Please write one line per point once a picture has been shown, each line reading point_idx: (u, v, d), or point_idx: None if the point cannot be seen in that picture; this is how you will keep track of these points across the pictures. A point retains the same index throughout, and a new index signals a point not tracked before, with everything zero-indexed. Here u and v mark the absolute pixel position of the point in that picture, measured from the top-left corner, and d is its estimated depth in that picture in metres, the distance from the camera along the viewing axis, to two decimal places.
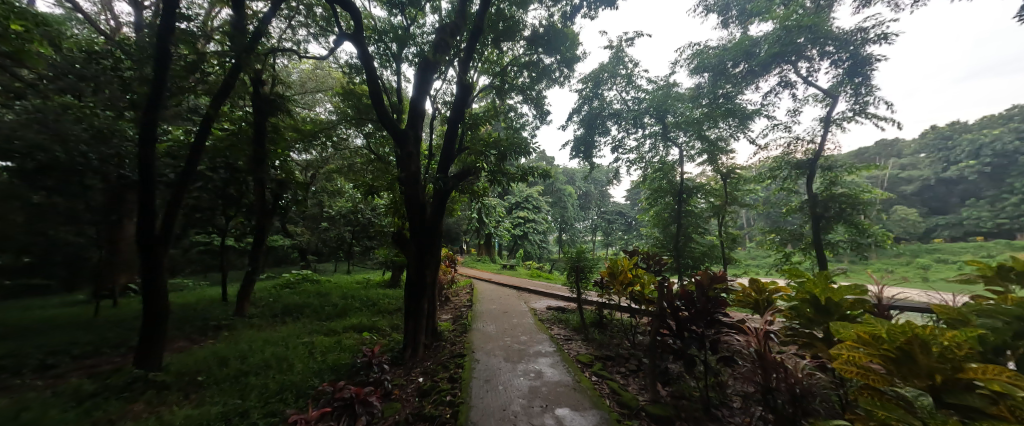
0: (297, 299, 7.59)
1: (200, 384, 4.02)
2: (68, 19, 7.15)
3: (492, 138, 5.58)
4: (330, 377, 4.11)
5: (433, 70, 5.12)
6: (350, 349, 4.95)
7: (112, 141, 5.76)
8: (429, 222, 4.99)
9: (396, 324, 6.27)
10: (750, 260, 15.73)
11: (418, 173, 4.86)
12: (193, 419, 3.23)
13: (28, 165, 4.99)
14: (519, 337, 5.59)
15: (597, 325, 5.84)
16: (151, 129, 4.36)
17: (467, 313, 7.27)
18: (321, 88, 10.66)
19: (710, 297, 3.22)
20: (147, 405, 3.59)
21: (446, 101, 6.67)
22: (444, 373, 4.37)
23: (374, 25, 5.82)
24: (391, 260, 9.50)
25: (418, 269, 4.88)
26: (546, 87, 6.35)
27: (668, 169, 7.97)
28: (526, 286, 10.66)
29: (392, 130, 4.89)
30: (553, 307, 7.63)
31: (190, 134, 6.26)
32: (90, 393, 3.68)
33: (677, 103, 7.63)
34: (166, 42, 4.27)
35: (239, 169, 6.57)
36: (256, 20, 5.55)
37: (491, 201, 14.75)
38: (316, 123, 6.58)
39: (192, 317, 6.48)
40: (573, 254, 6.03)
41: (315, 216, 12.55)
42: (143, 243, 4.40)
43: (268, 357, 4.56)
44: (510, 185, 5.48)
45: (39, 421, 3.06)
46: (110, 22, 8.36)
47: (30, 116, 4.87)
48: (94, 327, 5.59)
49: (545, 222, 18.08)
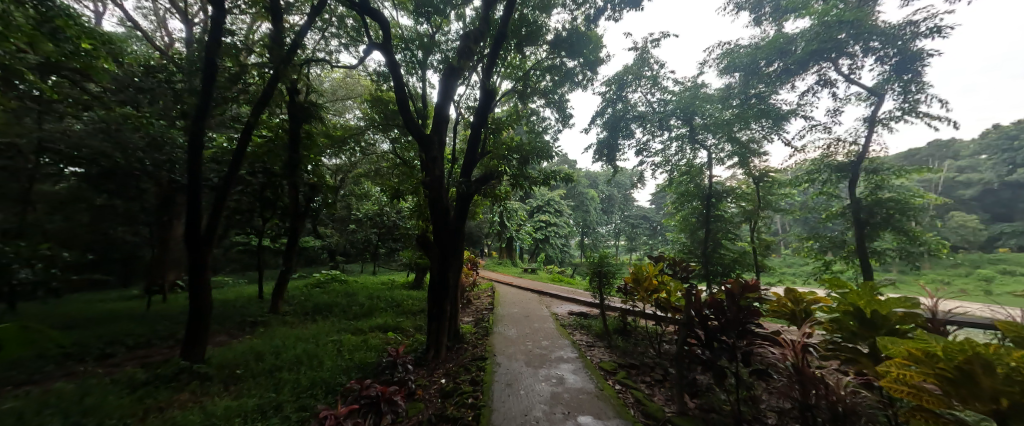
0: (326, 299, 7.89)
1: (238, 377, 4.25)
2: (129, 37, 7.86)
3: (514, 142, 5.64)
4: (357, 375, 4.24)
5: (458, 77, 5.21)
6: (376, 348, 5.09)
7: (166, 147, 6.17)
8: (453, 226, 5.07)
9: (420, 326, 6.39)
10: (785, 267, 14.86)
11: (441, 176, 4.94)
12: (231, 410, 3.41)
13: (93, 170, 5.50)
14: (541, 342, 5.56)
15: (621, 333, 5.72)
16: (198, 137, 4.69)
17: (489, 316, 7.30)
18: (351, 96, 11.13)
19: (741, 306, 3.09)
20: (192, 395, 3.84)
21: (469, 106, 6.77)
22: (466, 375, 4.39)
23: (401, 34, 6.02)
24: (415, 262, 9.70)
25: (441, 272, 4.97)
26: (568, 90, 6.31)
27: (696, 172, 7.65)
28: (547, 290, 10.57)
29: (418, 134, 5.00)
30: (575, 312, 7.56)
31: (233, 141, 6.71)
32: (142, 382, 3.98)
33: (706, 105, 7.38)
34: (213, 55, 4.59)
35: (275, 173, 6.88)
36: (292, 33, 5.87)
37: (512, 205, 14.76)
38: (346, 129, 6.89)
39: (231, 312, 6.88)
40: (595, 259, 5.95)
41: (343, 219, 13.00)
42: (191, 243, 4.73)
43: (300, 353, 4.75)
44: (533, 188, 5.45)
45: (99, 407, 3.34)
46: (163, 38, 9.11)
47: (96, 125, 5.35)
48: (146, 320, 6.05)
49: (566, 226, 17.91)
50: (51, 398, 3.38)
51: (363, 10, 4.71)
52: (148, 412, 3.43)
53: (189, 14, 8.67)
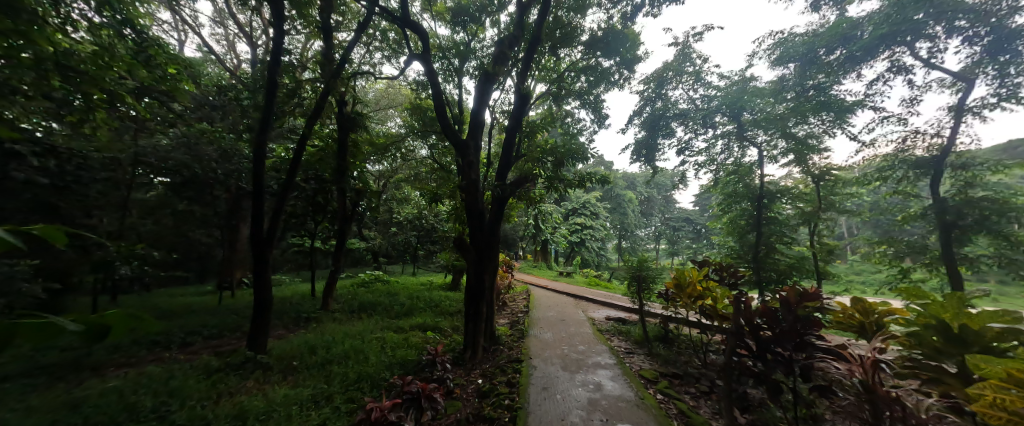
0: (370, 298, 8.32)
1: (294, 368, 4.61)
2: (205, 61, 8.88)
3: (548, 144, 5.64)
4: (399, 372, 4.42)
5: (493, 82, 5.30)
6: (416, 346, 5.29)
7: (234, 159, 6.77)
8: (488, 228, 5.15)
9: (457, 327, 6.54)
10: (852, 275, 13.39)
11: (477, 180, 5.04)
12: (289, 398, 3.71)
13: (176, 179, 6.26)
14: (578, 346, 5.47)
15: (662, 340, 5.48)
16: (261, 148, 5.17)
17: (524, 319, 7.29)
18: (393, 105, 11.72)
19: (799, 316, 2.86)
20: (256, 382, 4.23)
21: (505, 110, 6.86)
22: (503, 376, 4.43)
23: (439, 43, 6.24)
24: (452, 264, 9.94)
25: (478, 273, 5.06)
26: (604, 91, 6.18)
27: (744, 171, 7.17)
28: (583, 294, 10.38)
29: (455, 140, 5.14)
30: (613, 318, 7.36)
31: (289, 151, 7.33)
32: (215, 368, 4.46)
33: (756, 99, 6.89)
34: (274, 73, 5.05)
35: (325, 180, 7.39)
36: (341, 48, 6.31)
37: (547, 207, 14.70)
38: (388, 137, 7.25)
39: (288, 308, 7.46)
40: (634, 263, 5.77)
41: (385, 222, 13.63)
42: (255, 244, 5.22)
43: (348, 348, 5.04)
44: (568, 191, 5.36)
45: (182, 389, 3.78)
46: (233, 60, 10.19)
47: (179, 140, 6.10)
48: (219, 313, 6.74)
49: (603, 229, 17.51)
50: (144, 380, 3.89)
51: (403, 24, 4.94)
52: (220, 395, 3.83)
53: (254, 37, 9.62)
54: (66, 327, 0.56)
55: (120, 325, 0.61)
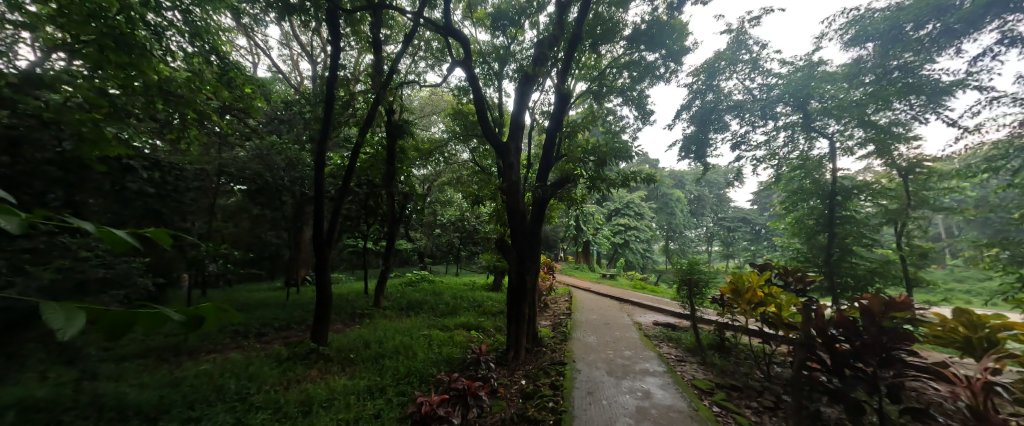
0: (417, 296, 8.70)
1: (351, 360, 4.95)
2: (275, 81, 9.89)
3: (590, 144, 5.48)
4: (446, 368, 4.57)
5: (533, 83, 5.28)
6: (461, 344, 5.44)
7: (299, 167, 7.38)
8: (529, 229, 5.16)
9: (500, 327, 6.62)
10: (952, 283, 11.54)
11: (518, 182, 5.07)
12: (347, 388, 3.98)
13: (252, 187, 7.02)
14: (624, 351, 5.29)
15: (717, 349, 5.12)
16: (321, 157, 5.63)
17: (566, 321, 7.19)
18: (436, 111, 12.22)
19: (884, 328, 2.54)
20: (319, 371, 4.61)
21: (544, 111, 6.83)
22: (546, 378, 4.41)
23: (479, 49, 6.39)
24: (494, 265, 10.11)
25: (519, 274, 5.07)
26: (649, 85, 5.93)
27: (813, 166, 6.47)
28: (628, 297, 10.02)
29: (496, 143, 5.21)
30: (662, 323, 7.01)
31: (345, 159, 7.92)
32: (285, 357, 4.93)
33: (825, 85, 6.20)
34: (331, 87, 5.47)
35: (377, 185, 7.89)
36: (389, 60, 6.70)
37: (588, 208, 14.44)
38: (433, 143, 7.60)
39: (345, 304, 8.04)
40: (683, 266, 5.46)
41: (430, 224, 14.21)
42: (317, 244, 5.69)
43: (398, 343, 5.30)
44: (611, 191, 5.21)
45: (259, 374, 4.22)
46: (297, 78, 11.25)
47: (254, 152, 6.84)
48: (287, 307, 7.44)
49: (649, 230, 16.82)
50: (228, 366, 4.41)
51: (446, 32, 5.11)
52: (290, 382, 4.24)
53: (314, 56, 10.55)
54: (172, 318, 0.64)
55: (212, 316, 0.68)
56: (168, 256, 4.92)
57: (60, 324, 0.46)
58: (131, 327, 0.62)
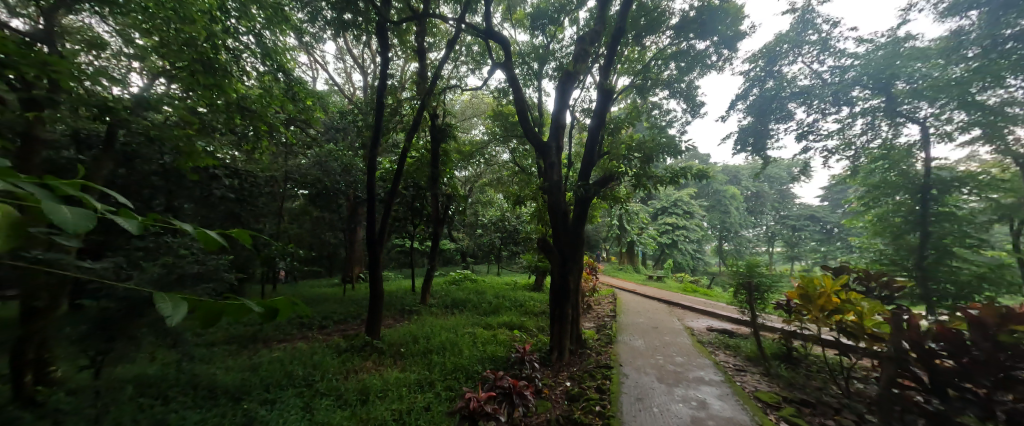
0: (462, 295, 8.95)
1: (402, 354, 5.20)
2: (331, 93, 10.72)
3: (634, 139, 5.26)
4: (490, 366, 4.64)
5: (574, 81, 5.20)
6: (505, 343, 5.50)
7: (352, 171, 7.87)
8: (572, 229, 5.09)
9: (542, 327, 6.61)
10: None
11: (560, 181, 5.03)
12: (398, 381, 4.19)
13: (313, 191, 7.67)
14: (675, 357, 5.03)
15: (783, 360, 4.68)
16: (372, 162, 5.97)
17: (611, 323, 7.00)
18: (477, 114, 12.51)
19: (999, 343, 2.18)
20: (373, 363, 4.90)
21: (585, 108, 6.70)
22: (592, 382, 4.33)
23: (519, 50, 6.42)
24: (535, 265, 10.10)
25: (562, 275, 5.01)
26: (699, 76, 5.58)
27: (899, 156, 5.57)
28: (678, 300, 9.51)
29: (537, 143, 5.19)
30: (717, 329, 6.56)
31: (393, 163, 8.37)
32: (344, 348, 5.32)
33: (914, 63, 5.24)
34: (381, 96, 5.72)
35: (423, 187, 8.26)
36: (432, 67, 6.95)
37: (633, 207, 13.91)
38: (474, 145, 7.80)
39: (395, 301, 8.50)
40: (741, 268, 5.07)
41: (473, 224, 14.56)
42: (370, 243, 6.07)
43: (444, 340, 5.47)
44: (658, 189, 4.97)
45: (322, 363, 4.60)
46: (350, 89, 12.10)
47: (315, 160, 7.47)
48: (344, 302, 8.03)
49: (700, 230, 15.86)
50: (297, 354, 4.85)
51: (486, 35, 5.18)
52: (349, 371, 4.57)
53: (365, 67, 11.28)
54: (253, 309, 0.72)
55: (285, 308, 0.75)
56: (246, 254, 5.52)
57: (168, 312, 0.54)
58: (220, 316, 0.70)
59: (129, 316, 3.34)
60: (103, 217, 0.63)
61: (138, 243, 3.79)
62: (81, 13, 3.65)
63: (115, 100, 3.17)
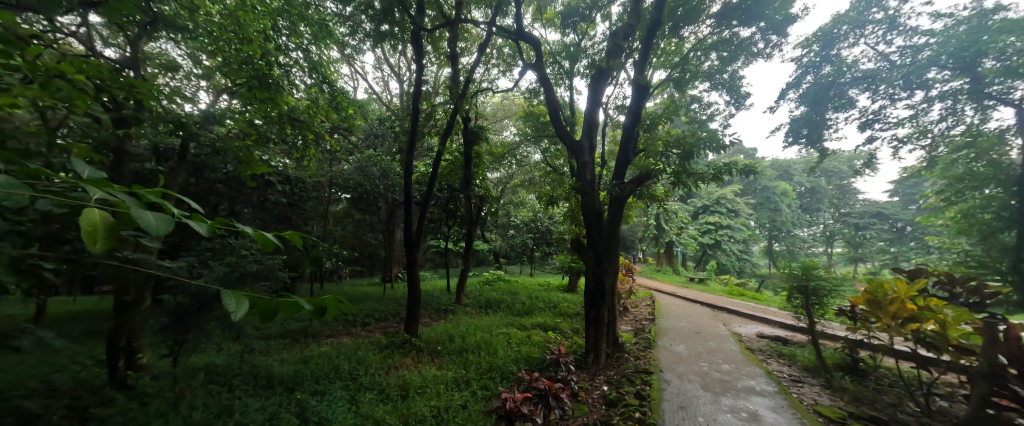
0: (495, 295, 9.05)
1: (439, 352, 5.33)
2: (370, 101, 11.28)
3: (672, 135, 5.03)
4: (525, 367, 4.64)
5: (607, 78, 5.08)
6: (539, 345, 5.47)
7: (390, 175, 8.24)
8: (606, 230, 4.95)
9: (577, 329, 6.51)
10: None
11: (593, 181, 4.93)
12: (436, 379, 4.29)
13: (355, 195, 8.11)
14: (720, 365, 4.73)
15: (847, 372, 4.27)
16: (408, 166, 6.19)
17: (649, 327, 6.73)
18: (509, 115, 12.62)
19: None
20: (413, 361, 5.06)
21: (619, 105, 6.54)
22: (630, 387, 4.20)
23: (549, 49, 6.38)
24: (569, 266, 9.98)
25: (597, 276, 4.90)
26: (744, 65, 5.23)
27: (990, 142, 4.55)
28: (722, 304, 8.98)
29: (569, 143, 5.12)
30: (768, 337, 6.10)
31: (429, 166, 8.64)
32: (385, 345, 5.56)
33: (1005, 37, 4.49)
34: (417, 102, 5.91)
35: (457, 189, 8.46)
36: (465, 71, 7.10)
37: (671, 205, 13.34)
38: (506, 147, 7.88)
39: (432, 300, 8.77)
40: (795, 271, 4.69)
41: (505, 225, 14.69)
42: (407, 245, 6.29)
43: (479, 339, 5.54)
44: (699, 186, 4.72)
45: (366, 359, 4.83)
46: (387, 96, 12.65)
47: (356, 165, 7.89)
48: (385, 300, 8.39)
49: (746, 229, 14.87)
50: (343, 350, 5.14)
51: (518, 37, 5.19)
52: (391, 367, 4.77)
53: (401, 75, 11.75)
54: (304, 307, 0.77)
55: (332, 306, 0.80)
56: (297, 255, 5.94)
57: (233, 308, 0.59)
58: (276, 313, 0.74)
59: (200, 310, 3.70)
60: (180, 221, 0.70)
61: (210, 245, 4.23)
62: (160, 41, 4.12)
63: (188, 117, 3.53)
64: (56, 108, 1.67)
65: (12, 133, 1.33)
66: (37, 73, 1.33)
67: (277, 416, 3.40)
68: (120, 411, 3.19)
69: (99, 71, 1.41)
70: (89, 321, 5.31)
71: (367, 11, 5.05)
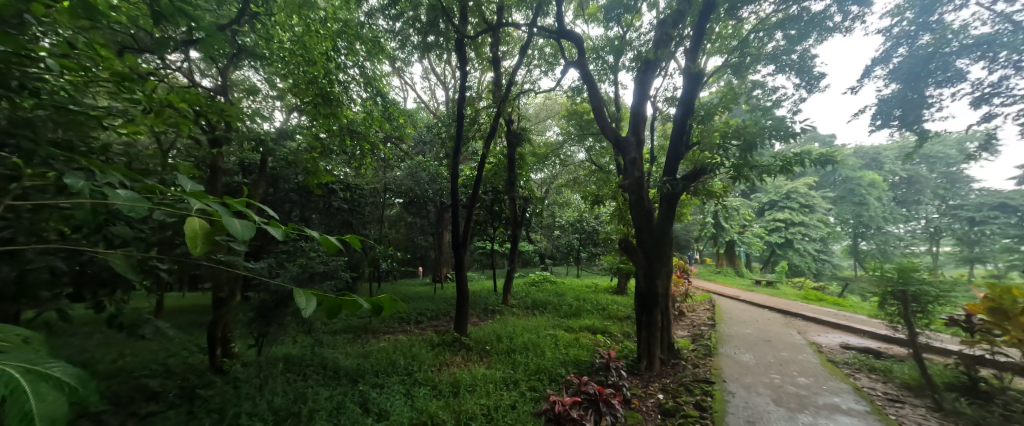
0: (542, 296, 9.01)
1: (487, 351, 5.41)
2: (419, 109, 11.84)
3: (731, 125, 4.64)
4: (574, 370, 4.56)
5: (655, 69, 4.82)
6: (587, 348, 5.34)
7: (438, 180, 8.59)
8: (657, 229, 4.71)
9: (628, 333, 6.27)
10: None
11: (642, 178, 4.70)
12: (485, 378, 4.36)
13: (406, 199, 8.57)
14: (796, 378, 4.27)
15: (965, 393, 3.62)
16: (454, 170, 6.40)
17: (708, 333, 6.26)
18: (551, 115, 12.56)
19: None
20: (463, 359, 5.20)
21: (669, 97, 6.20)
22: (689, 396, 3.95)
23: (593, 45, 6.23)
24: (618, 267, 9.63)
25: (648, 278, 4.66)
26: (816, 42, 4.68)
27: None
28: (795, 309, 8.09)
29: (614, 140, 4.95)
30: (856, 348, 5.37)
31: (474, 170, 8.87)
32: (437, 342, 5.78)
33: None
34: (461, 108, 6.10)
35: (502, 191, 8.57)
36: (507, 74, 7.18)
37: (731, 202, 12.33)
38: (549, 147, 7.84)
39: (479, 300, 8.96)
40: (887, 273, 4.09)
41: (550, 226, 14.59)
42: (456, 246, 6.49)
43: (527, 340, 5.54)
44: (765, 180, 4.30)
45: (420, 355, 5.05)
46: (434, 103, 13.19)
47: (407, 171, 8.34)
48: (435, 300, 8.75)
49: (825, 227, 13.22)
50: (399, 346, 5.43)
51: (559, 36, 5.13)
52: (444, 365, 4.94)
53: (447, 82, 12.20)
54: (363, 306, 0.81)
55: (388, 305, 0.84)
56: (357, 257, 6.41)
57: (305, 307, 0.64)
58: (341, 310, 0.81)
59: (278, 306, 4.12)
60: (260, 226, 0.77)
61: (285, 247, 4.71)
62: (243, 68, 4.69)
63: (267, 134, 3.98)
64: (168, 133, 1.97)
65: (136, 156, 1.59)
66: (152, 103, 1.57)
67: (344, 406, 3.68)
68: (218, 392, 3.67)
69: (199, 100, 1.63)
70: (194, 314, 6.21)
71: (415, 24, 5.31)
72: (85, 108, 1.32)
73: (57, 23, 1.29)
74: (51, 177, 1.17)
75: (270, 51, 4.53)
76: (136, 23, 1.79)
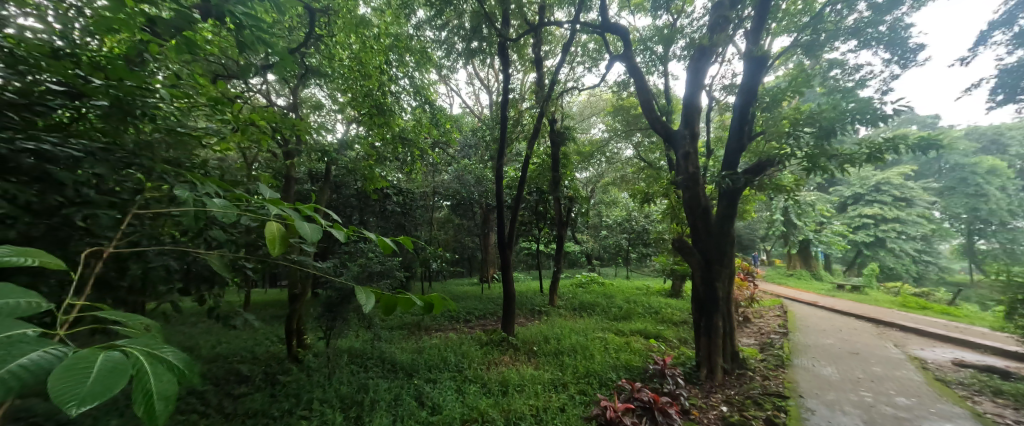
0: (590, 297, 8.80)
1: (535, 352, 5.40)
2: (464, 113, 12.17)
3: (802, 110, 4.17)
4: (625, 375, 4.38)
5: (710, 55, 4.47)
6: (639, 353, 5.10)
7: (483, 182, 8.77)
8: (717, 227, 4.35)
9: (684, 339, 5.90)
10: None
11: (698, 173, 4.37)
12: (533, 379, 4.34)
13: (454, 201, 8.85)
14: (892, 397, 3.71)
15: None
16: (499, 172, 6.46)
17: (779, 342, 5.66)
18: (596, 112, 12.24)
19: None
20: (511, 358, 5.24)
21: (727, 85, 5.74)
22: (757, 411, 3.61)
23: (640, 36, 5.96)
24: (671, 268, 9.09)
25: (707, 281, 4.33)
26: (910, 9, 4.03)
27: None
28: (888, 318, 7.03)
29: (665, 134, 4.67)
30: (974, 367, 4.53)
31: (518, 171, 8.91)
32: (486, 341, 5.89)
33: None
34: (505, 110, 6.14)
35: (546, 191, 8.51)
36: (550, 74, 7.11)
37: (804, 196, 11.05)
38: (595, 145, 7.66)
39: (526, 300, 8.98)
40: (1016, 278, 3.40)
41: (596, 226, 14.19)
42: (502, 247, 6.56)
43: (574, 343, 5.43)
44: (847, 170, 3.79)
45: (469, 353, 5.18)
46: (479, 107, 13.49)
47: (455, 174, 8.62)
48: (482, 299, 8.94)
49: (928, 223, 11.29)
50: (450, 343, 5.63)
51: (603, 30, 4.97)
52: (493, 364, 5.01)
53: (491, 86, 12.38)
54: (416, 303, 0.84)
55: (438, 303, 0.86)
56: (411, 257, 6.76)
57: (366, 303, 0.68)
58: (397, 307, 0.85)
59: (342, 302, 4.48)
60: (326, 228, 0.83)
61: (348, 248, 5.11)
62: (310, 86, 5.17)
63: (331, 145, 4.35)
64: (252, 148, 2.23)
65: (228, 170, 1.82)
66: (238, 122, 1.79)
67: (400, 398, 3.88)
68: (294, 379, 4.08)
69: (275, 117, 1.82)
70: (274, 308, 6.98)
71: (459, 32, 5.47)
72: (188, 128, 1.53)
73: (167, 58, 1.52)
74: (165, 189, 1.38)
75: (331, 69, 4.94)
76: (225, 54, 2.05)
